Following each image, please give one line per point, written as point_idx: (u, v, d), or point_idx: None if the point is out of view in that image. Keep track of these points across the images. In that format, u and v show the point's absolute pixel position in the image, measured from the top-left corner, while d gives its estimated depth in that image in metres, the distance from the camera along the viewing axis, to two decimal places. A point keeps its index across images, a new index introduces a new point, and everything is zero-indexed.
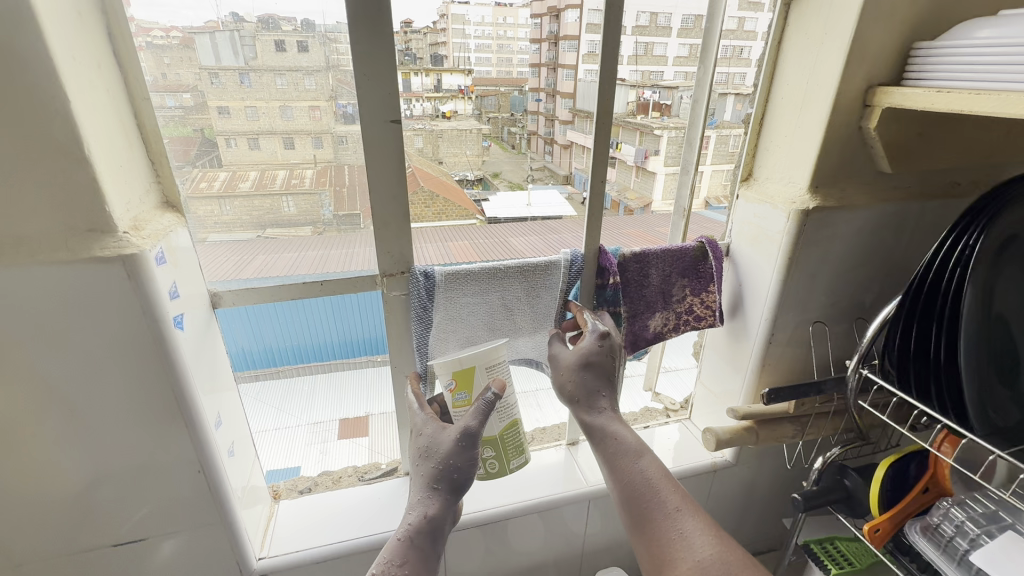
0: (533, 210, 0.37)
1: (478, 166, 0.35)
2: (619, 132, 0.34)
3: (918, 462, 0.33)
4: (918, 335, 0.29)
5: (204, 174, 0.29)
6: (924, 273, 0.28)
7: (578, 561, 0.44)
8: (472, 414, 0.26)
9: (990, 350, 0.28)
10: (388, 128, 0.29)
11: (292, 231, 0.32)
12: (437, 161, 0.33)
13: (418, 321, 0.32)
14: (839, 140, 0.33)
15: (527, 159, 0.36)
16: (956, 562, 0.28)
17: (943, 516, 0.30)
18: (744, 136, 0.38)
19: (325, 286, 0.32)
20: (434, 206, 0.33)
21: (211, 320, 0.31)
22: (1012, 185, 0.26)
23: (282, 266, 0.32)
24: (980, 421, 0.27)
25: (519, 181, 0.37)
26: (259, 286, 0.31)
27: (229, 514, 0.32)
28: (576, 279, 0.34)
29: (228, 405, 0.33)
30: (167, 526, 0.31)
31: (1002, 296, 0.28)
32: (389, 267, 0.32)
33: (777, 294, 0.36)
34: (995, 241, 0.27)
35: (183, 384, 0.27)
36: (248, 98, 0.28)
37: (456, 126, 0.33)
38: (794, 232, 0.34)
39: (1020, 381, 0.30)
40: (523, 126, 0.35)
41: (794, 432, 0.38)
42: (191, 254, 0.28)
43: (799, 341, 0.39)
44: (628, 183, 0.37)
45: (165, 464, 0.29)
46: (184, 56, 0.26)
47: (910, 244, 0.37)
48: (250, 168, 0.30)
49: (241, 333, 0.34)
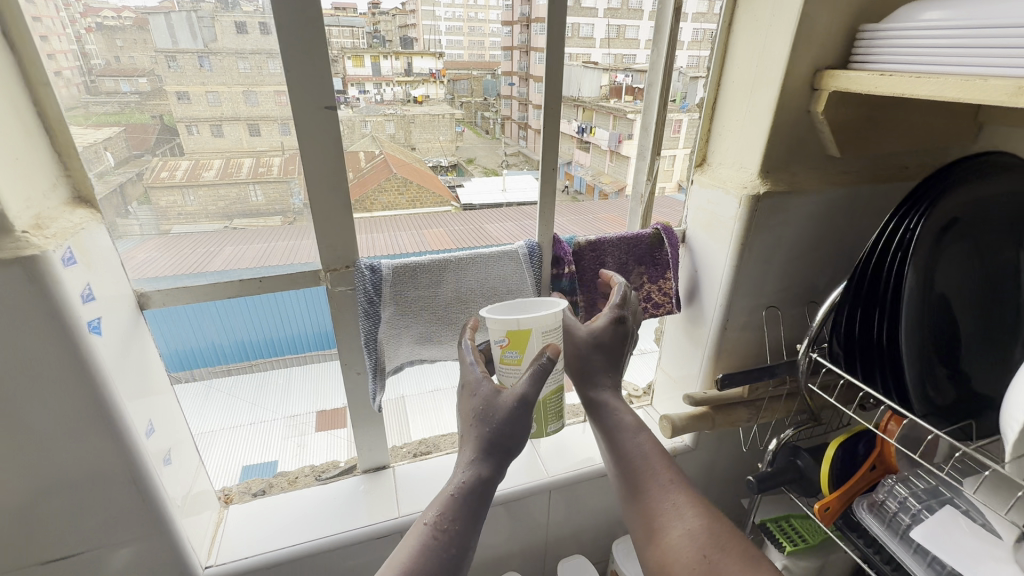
0: (508, 195, 0.37)
1: (452, 151, 0.35)
2: (591, 116, 0.37)
3: (867, 442, 0.35)
4: (863, 319, 0.30)
5: (165, 163, 0.28)
6: (867, 259, 0.29)
7: (543, 552, 0.45)
8: (526, 379, 0.26)
9: (932, 331, 0.30)
10: (320, 115, 0.27)
11: (261, 221, 0.31)
12: (410, 148, 0.33)
13: (365, 317, 0.31)
14: (787, 124, 0.33)
15: (502, 144, 0.36)
16: (898, 536, 0.29)
17: (888, 492, 0.31)
18: (700, 121, 0.38)
19: (265, 283, 0.31)
20: (408, 193, 0.33)
21: (141, 321, 0.29)
22: (946, 172, 0.27)
23: (252, 257, 0.31)
24: (921, 401, 0.29)
25: (494, 166, 0.37)
26: (189, 285, 0.30)
27: (167, 527, 0.30)
28: (534, 268, 0.34)
29: (163, 409, 0.31)
30: (102, 541, 0.30)
31: (944, 278, 0.30)
32: (332, 262, 0.31)
33: (730, 279, 0.37)
34: (934, 226, 0.28)
35: (105, 391, 0.25)
36: (209, 83, 0.27)
37: (428, 111, 0.33)
38: (745, 218, 0.34)
39: (962, 362, 0.31)
40: (497, 110, 0.35)
41: (748, 416, 0.39)
42: (110, 253, 0.27)
43: (754, 326, 0.40)
44: (601, 167, 0.39)
45: (93, 476, 0.27)
46: (139, 38, 0.25)
47: (861, 227, 0.38)
48: (214, 156, 0.28)
49: (211, 327, 0.33)
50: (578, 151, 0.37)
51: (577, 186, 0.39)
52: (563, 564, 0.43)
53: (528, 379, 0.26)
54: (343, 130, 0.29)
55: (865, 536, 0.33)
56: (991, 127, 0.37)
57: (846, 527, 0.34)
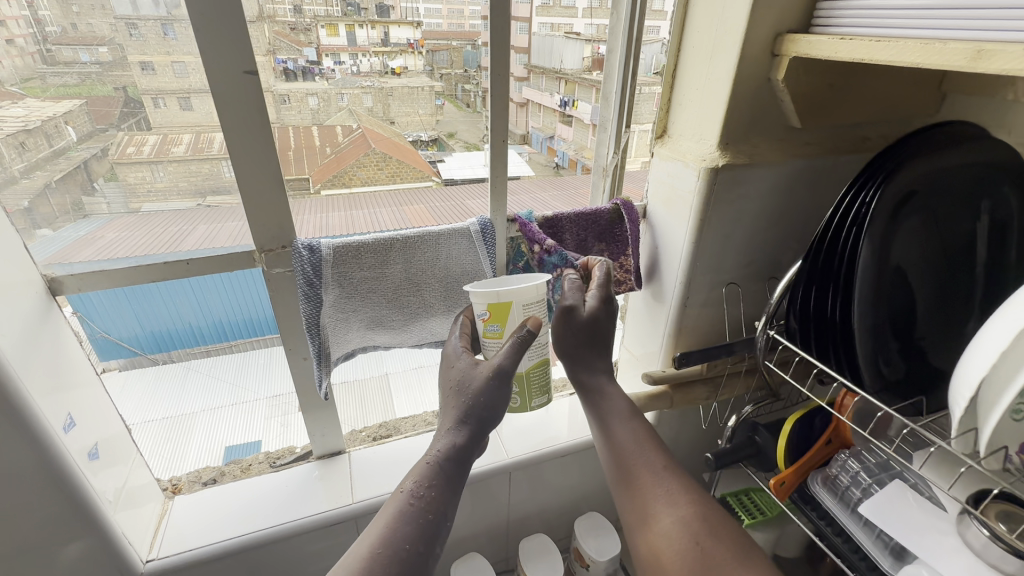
0: (490, 170, 0.34)
1: (432, 125, 0.34)
2: (574, 89, 0.38)
3: (823, 416, 0.37)
4: (818, 295, 0.31)
5: (132, 138, 0.27)
6: (823, 235, 0.30)
7: (505, 531, 0.46)
8: (505, 352, 0.27)
9: (888, 308, 0.30)
10: (240, 79, 0.25)
11: (234, 198, 0.29)
12: (389, 121, 0.32)
13: (305, 301, 0.30)
14: (748, 93, 0.33)
15: (483, 117, 0.33)
16: (850, 509, 0.32)
17: (841, 467, 0.33)
18: (659, 92, 0.37)
19: (193, 265, 0.30)
20: (388, 167, 0.33)
21: (53, 307, 0.28)
22: (900, 147, 0.28)
23: (229, 236, 0.30)
24: (871, 375, 0.30)
25: (476, 140, 0.34)
26: (115, 269, 0.28)
27: (98, 519, 0.29)
28: (486, 246, 0.34)
29: (86, 401, 0.30)
30: (29, 542, 0.28)
31: (901, 252, 0.30)
32: (267, 242, 0.30)
33: (689, 252, 0.37)
34: (892, 200, 0.28)
35: (11, 383, 0.24)
36: (175, 52, 0.25)
37: (406, 83, 0.32)
38: (704, 190, 0.34)
39: (914, 336, 0.32)
40: (478, 82, 0.33)
41: (707, 393, 0.41)
42: (8, 236, 0.25)
43: (714, 303, 0.40)
44: (586, 142, 0.40)
45: (9, 472, 0.26)
46: (97, 3, 0.24)
47: (823, 200, 0.39)
48: (183, 130, 0.27)
49: (186, 307, 0.33)
50: (560, 125, 0.39)
51: (560, 160, 0.40)
52: (528, 542, 0.44)
53: (506, 351, 0.27)
54: (269, 110, 0.27)
55: (818, 509, 0.34)
56: (954, 96, 0.38)
57: (801, 501, 0.34)
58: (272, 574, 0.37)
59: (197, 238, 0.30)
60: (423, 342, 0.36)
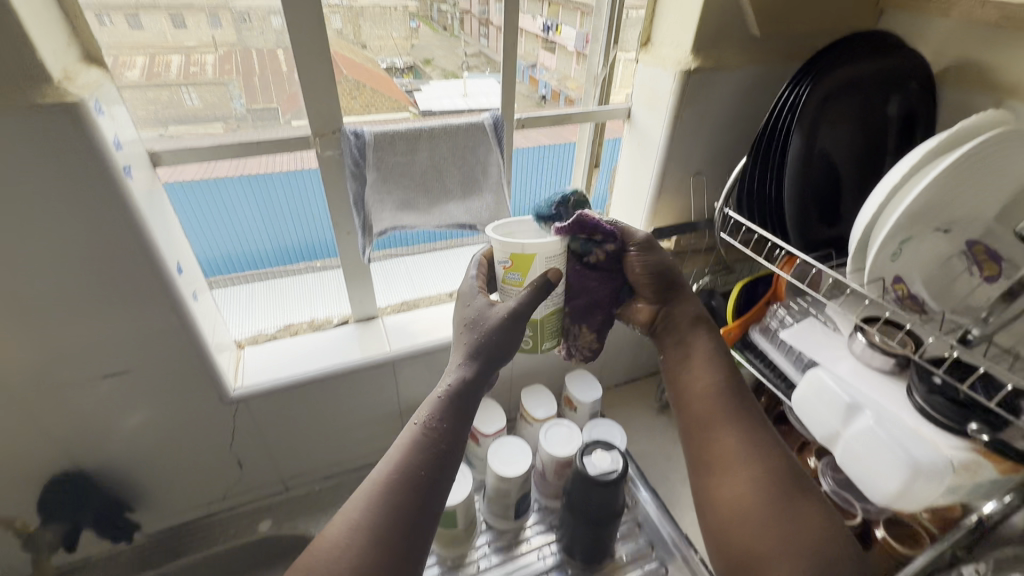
0: (468, 99, 0.42)
1: (407, 48, 0.40)
2: (558, 13, 0.44)
3: (765, 283, 0.51)
4: (760, 173, 0.40)
5: (121, 61, 0.33)
6: (772, 118, 0.38)
7: (509, 382, 0.60)
8: (520, 296, 0.34)
9: (812, 186, 0.39)
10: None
11: (201, 127, 0.37)
12: (364, 47, 0.38)
13: (352, 177, 0.39)
14: (715, 11, 0.39)
15: (461, 43, 0.41)
16: (782, 348, 0.45)
17: (774, 316, 0.46)
18: (643, 12, 0.43)
19: (260, 145, 0.37)
20: (361, 96, 0.39)
21: (155, 176, 0.36)
22: (830, 52, 0.37)
23: (229, 169, 0.39)
24: (799, 236, 0.38)
25: (454, 69, 0.42)
26: (196, 149, 0.36)
27: (199, 348, 0.40)
28: (499, 135, 0.41)
29: (191, 260, 0.39)
30: (125, 354, 0.38)
31: (828, 140, 0.39)
32: (320, 126, 0.37)
33: (665, 145, 0.44)
34: (821, 94, 0.37)
35: (143, 234, 0.33)
36: None
37: (380, 5, 0.37)
38: (679, 90, 0.41)
39: (835, 211, 0.41)
40: (455, 5, 0.40)
41: (648, 301, 0.40)
42: (122, 109, 0.33)
43: (684, 190, 0.47)
44: (567, 71, 0.47)
45: (135, 293, 0.36)
46: None
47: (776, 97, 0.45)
48: (137, 53, 0.34)
49: (232, 192, 0.41)
50: (544, 52, 0.45)
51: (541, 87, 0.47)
52: (528, 394, 0.57)
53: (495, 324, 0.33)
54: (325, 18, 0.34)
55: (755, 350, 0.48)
56: (889, 12, 0.43)
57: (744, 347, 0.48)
58: (327, 415, 0.50)
59: (260, 160, 0.40)
60: (444, 226, 0.44)
